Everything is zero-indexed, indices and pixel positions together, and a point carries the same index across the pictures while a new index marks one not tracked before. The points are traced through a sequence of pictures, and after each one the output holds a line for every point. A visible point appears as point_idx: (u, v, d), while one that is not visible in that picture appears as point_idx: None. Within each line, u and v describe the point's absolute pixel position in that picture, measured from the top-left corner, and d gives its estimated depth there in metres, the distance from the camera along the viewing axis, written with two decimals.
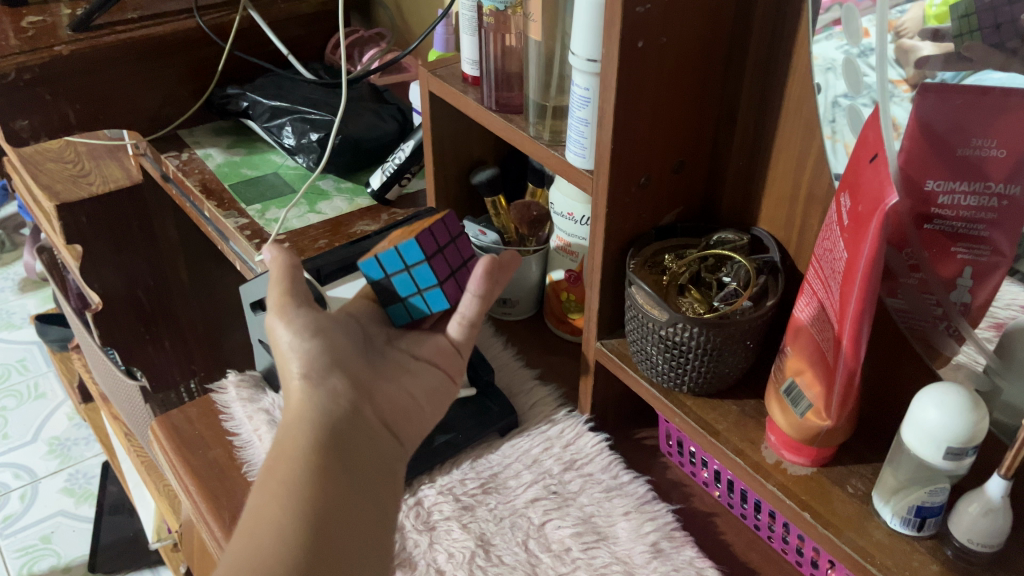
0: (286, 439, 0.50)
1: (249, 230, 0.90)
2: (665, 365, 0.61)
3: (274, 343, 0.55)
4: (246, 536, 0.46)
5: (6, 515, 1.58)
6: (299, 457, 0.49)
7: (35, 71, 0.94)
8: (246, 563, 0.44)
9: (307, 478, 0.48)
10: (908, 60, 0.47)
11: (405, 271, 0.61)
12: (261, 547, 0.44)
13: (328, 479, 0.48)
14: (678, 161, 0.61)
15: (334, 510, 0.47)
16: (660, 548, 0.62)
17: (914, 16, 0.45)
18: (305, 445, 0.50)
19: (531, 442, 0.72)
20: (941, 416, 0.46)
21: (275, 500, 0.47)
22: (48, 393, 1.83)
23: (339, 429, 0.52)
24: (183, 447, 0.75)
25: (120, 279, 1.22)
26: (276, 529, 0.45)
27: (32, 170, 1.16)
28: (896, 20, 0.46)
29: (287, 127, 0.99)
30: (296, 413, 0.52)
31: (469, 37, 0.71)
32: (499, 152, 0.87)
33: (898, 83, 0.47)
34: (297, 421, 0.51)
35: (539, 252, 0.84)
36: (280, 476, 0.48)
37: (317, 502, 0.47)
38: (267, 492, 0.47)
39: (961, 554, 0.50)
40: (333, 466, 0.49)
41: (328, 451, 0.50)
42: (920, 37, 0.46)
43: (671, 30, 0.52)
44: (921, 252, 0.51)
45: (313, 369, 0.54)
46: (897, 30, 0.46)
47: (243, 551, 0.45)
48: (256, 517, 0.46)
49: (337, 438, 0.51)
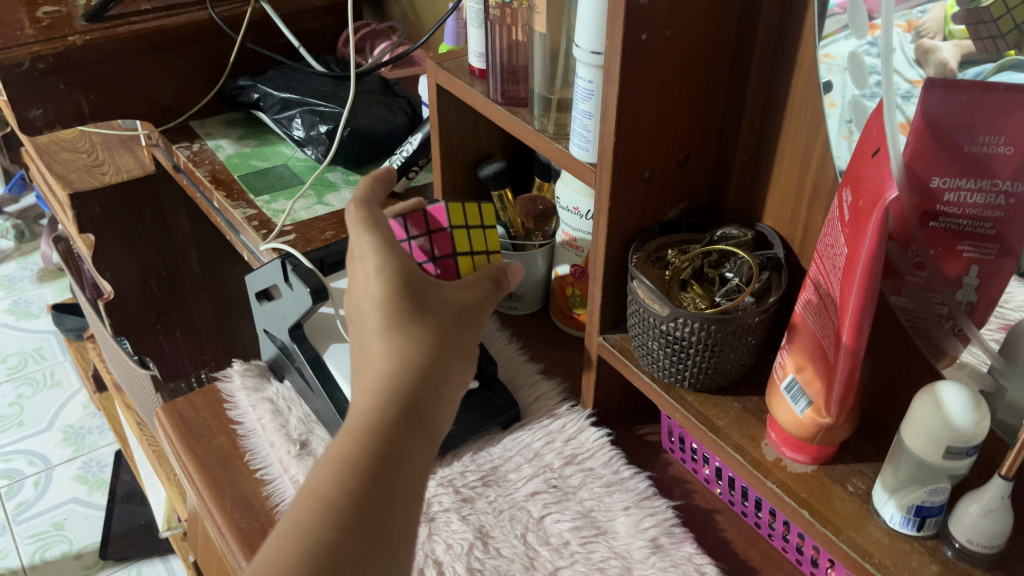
0: (365, 411, 0.47)
1: (257, 220, 0.90)
2: (666, 359, 0.61)
3: (432, 309, 0.50)
4: (303, 506, 0.44)
5: (20, 501, 1.60)
6: (375, 440, 0.46)
7: (49, 60, 0.95)
8: (303, 533, 0.43)
9: (380, 468, 0.45)
10: (928, 60, 0.45)
11: None
12: (317, 534, 0.43)
13: (400, 472, 0.46)
14: (682, 156, 0.60)
15: (402, 509, 0.45)
16: (659, 544, 0.62)
17: (936, 16, 0.45)
18: (390, 425, 0.46)
19: (532, 436, 0.72)
20: (940, 417, 0.45)
21: (344, 483, 0.44)
22: (64, 381, 1.86)
23: (426, 415, 0.48)
24: (188, 435, 0.76)
25: (132, 270, 1.23)
26: (341, 517, 0.43)
27: (47, 160, 1.17)
28: (917, 20, 0.46)
29: (297, 118, 1.00)
30: (387, 372, 0.48)
31: (477, 30, 0.71)
32: (507, 146, 0.87)
33: (916, 82, 0.46)
34: (381, 393, 0.47)
35: (545, 247, 0.84)
36: (352, 441, 0.45)
37: (387, 500, 0.45)
38: (335, 466, 0.45)
39: (961, 556, 0.49)
40: (411, 458, 0.46)
41: (409, 439, 0.47)
42: (941, 37, 0.45)
43: (677, 23, 0.52)
44: (926, 249, 0.50)
45: (435, 349, 0.49)
46: (918, 30, 0.46)
47: (296, 526, 0.43)
48: (316, 491, 0.44)
49: (421, 422, 0.48)
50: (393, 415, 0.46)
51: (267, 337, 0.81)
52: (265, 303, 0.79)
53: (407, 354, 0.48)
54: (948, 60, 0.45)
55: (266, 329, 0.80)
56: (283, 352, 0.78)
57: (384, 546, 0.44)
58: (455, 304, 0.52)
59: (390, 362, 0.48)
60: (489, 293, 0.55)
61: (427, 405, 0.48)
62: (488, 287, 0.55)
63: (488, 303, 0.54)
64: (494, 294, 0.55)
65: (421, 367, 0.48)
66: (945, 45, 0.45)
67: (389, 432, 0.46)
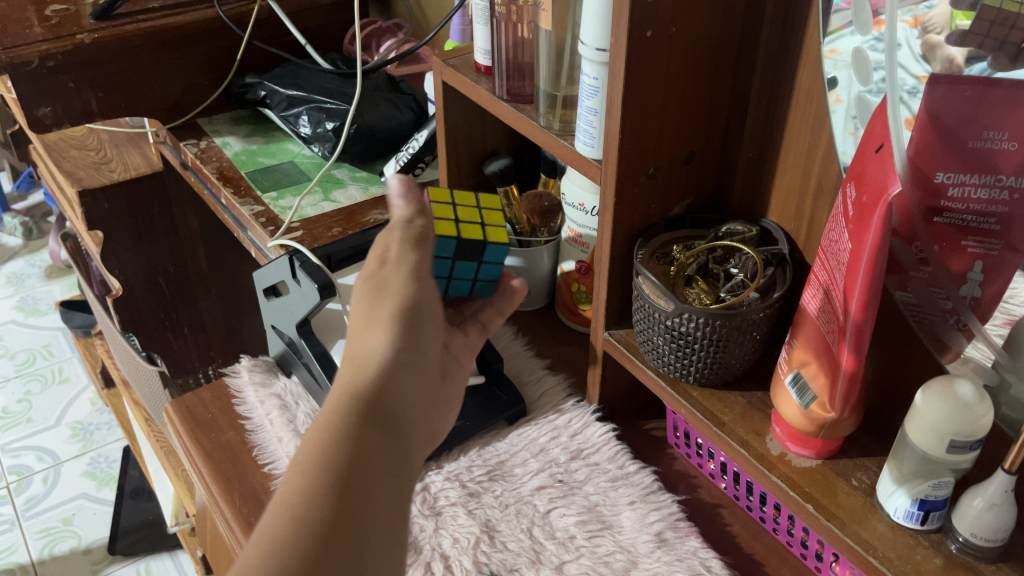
0: (328, 416, 0.45)
1: (264, 217, 0.91)
2: (672, 355, 0.61)
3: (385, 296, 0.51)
4: (270, 513, 0.41)
5: (29, 497, 1.61)
6: (343, 441, 0.44)
7: (58, 58, 0.95)
8: (269, 534, 0.40)
9: (350, 469, 0.43)
10: (934, 56, 0.46)
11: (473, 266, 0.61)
12: (288, 536, 0.39)
13: (373, 471, 0.43)
14: (688, 152, 0.61)
15: (378, 509, 0.42)
16: (664, 538, 0.63)
17: (943, 11, 0.45)
18: (356, 425, 0.45)
19: (538, 431, 0.73)
20: (939, 409, 0.46)
21: (310, 482, 0.42)
22: (72, 377, 1.87)
23: (393, 414, 0.47)
24: (196, 430, 0.77)
25: (141, 266, 1.24)
26: (310, 515, 0.40)
27: (56, 156, 1.18)
28: (923, 15, 0.46)
29: (304, 116, 1.00)
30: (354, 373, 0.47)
31: (482, 28, 0.72)
32: (512, 142, 0.87)
33: (922, 78, 0.46)
34: (346, 398, 0.46)
35: (551, 243, 0.85)
36: (320, 441, 0.44)
37: (358, 497, 0.42)
38: (301, 467, 0.43)
39: (964, 550, 0.49)
40: (380, 457, 0.44)
41: (380, 439, 0.45)
42: (947, 33, 0.45)
43: (681, 20, 0.52)
44: (931, 245, 0.50)
45: (396, 344, 0.49)
46: (925, 25, 0.46)
47: (263, 534, 0.40)
48: (284, 497, 0.41)
49: (391, 424, 0.46)
50: (359, 415, 0.45)
51: (275, 333, 0.81)
52: (272, 300, 0.80)
53: (372, 354, 0.48)
54: (955, 56, 0.45)
55: (274, 325, 0.81)
56: (291, 347, 0.78)
57: (356, 544, 0.40)
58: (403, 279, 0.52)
59: (355, 366, 0.48)
60: (405, 235, 0.54)
61: (394, 404, 0.47)
62: (410, 237, 0.54)
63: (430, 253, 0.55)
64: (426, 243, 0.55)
65: (383, 366, 0.48)
66: (952, 41, 0.45)
67: (355, 432, 0.44)
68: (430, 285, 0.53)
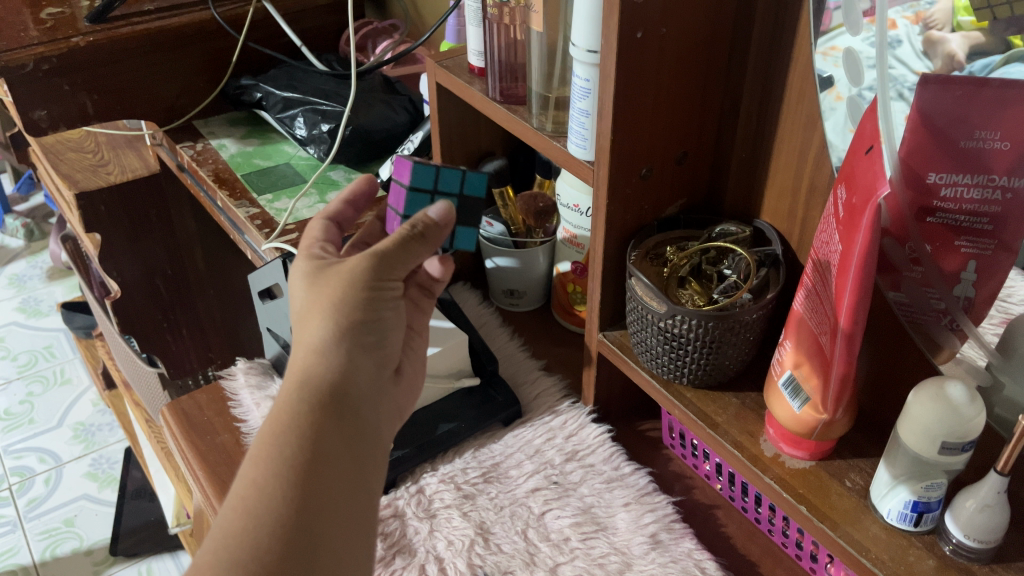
0: (284, 407, 0.48)
1: (259, 220, 0.91)
2: (665, 356, 0.61)
3: (338, 290, 0.51)
4: (233, 507, 0.45)
5: (31, 498, 1.62)
6: (300, 438, 0.46)
7: (53, 61, 0.95)
8: (233, 532, 0.43)
9: (307, 466, 0.46)
10: (937, 51, 0.45)
11: (430, 191, 0.65)
12: (252, 538, 0.43)
13: (327, 464, 0.46)
14: (680, 153, 0.60)
15: (338, 497, 0.46)
16: (659, 540, 0.63)
17: (944, 7, 0.44)
18: (313, 418, 0.47)
19: (533, 432, 0.73)
20: (922, 410, 0.46)
21: (268, 478, 0.45)
22: (74, 379, 1.87)
23: (349, 402, 0.49)
24: (192, 433, 0.77)
25: (138, 268, 1.24)
26: (270, 512, 0.44)
27: (53, 160, 1.18)
28: (924, 11, 0.45)
29: (298, 118, 1.00)
30: (309, 365, 0.49)
31: (474, 29, 0.71)
32: (508, 144, 0.87)
33: (921, 74, 0.46)
34: (300, 391, 0.48)
35: (546, 244, 0.85)
36: (279, 435, 0.47)
37: (314, 490, 0.45)
38: (259, 462, 0.46)
39: (958, 552, 0.49)
40: (334, 446, 0.47)
41: (337, 431, 0.48)
42: (950, 29, 0.44)
43: (671, 21, 0.52)
44: (923, 244, 0.50)
45: (342, 333, 0.50)
46: (926, 22, 0.45)
47: (227, 536, 0.43)
48: (244, 496, 0.45)
49: (346, 413, 0.49)
50: (317, 407, 0.47)
51: (270, 336, 0.81)
52: (268, 302, 0.80)
53: (318, 343, 0.50)
54: (956, 52, 0.44)
55: (269, 328, 0.81)
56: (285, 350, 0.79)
57: (312, 539, 0.44)
58: (361, 280, 0.52)
59: (307, 361, 0.49)
60: (406, 242, 0.54)
61: (348, 399, 0.49)
62: (403, 236, 0.54)
63: (407, 263, 0.54)
64: (416, 249, 0.54)
65: (334, 359, 0.49)
66: (954, 36, 0.44)
67: (312, 426, 0.47)
68: (389, 296, 0.53)
